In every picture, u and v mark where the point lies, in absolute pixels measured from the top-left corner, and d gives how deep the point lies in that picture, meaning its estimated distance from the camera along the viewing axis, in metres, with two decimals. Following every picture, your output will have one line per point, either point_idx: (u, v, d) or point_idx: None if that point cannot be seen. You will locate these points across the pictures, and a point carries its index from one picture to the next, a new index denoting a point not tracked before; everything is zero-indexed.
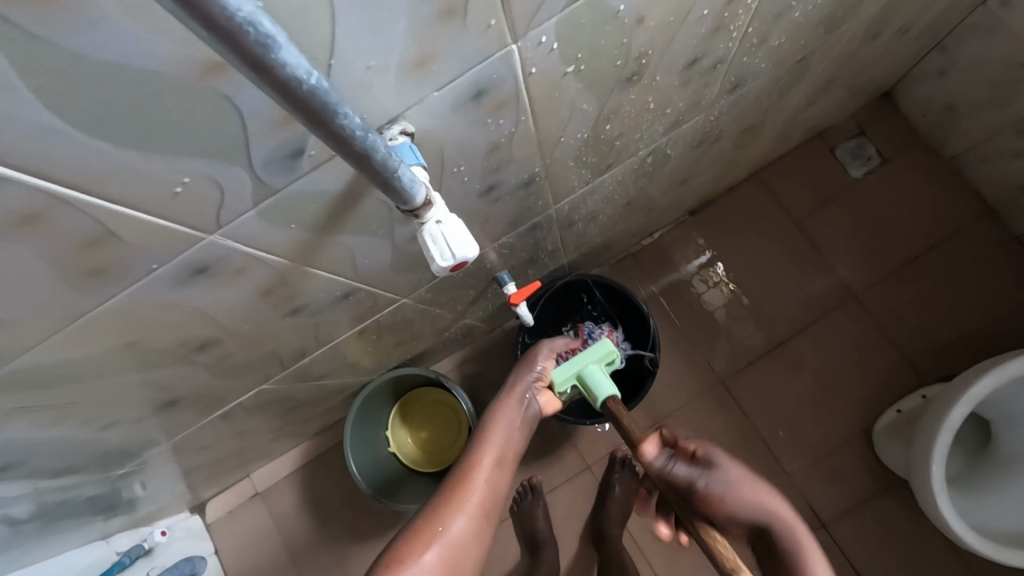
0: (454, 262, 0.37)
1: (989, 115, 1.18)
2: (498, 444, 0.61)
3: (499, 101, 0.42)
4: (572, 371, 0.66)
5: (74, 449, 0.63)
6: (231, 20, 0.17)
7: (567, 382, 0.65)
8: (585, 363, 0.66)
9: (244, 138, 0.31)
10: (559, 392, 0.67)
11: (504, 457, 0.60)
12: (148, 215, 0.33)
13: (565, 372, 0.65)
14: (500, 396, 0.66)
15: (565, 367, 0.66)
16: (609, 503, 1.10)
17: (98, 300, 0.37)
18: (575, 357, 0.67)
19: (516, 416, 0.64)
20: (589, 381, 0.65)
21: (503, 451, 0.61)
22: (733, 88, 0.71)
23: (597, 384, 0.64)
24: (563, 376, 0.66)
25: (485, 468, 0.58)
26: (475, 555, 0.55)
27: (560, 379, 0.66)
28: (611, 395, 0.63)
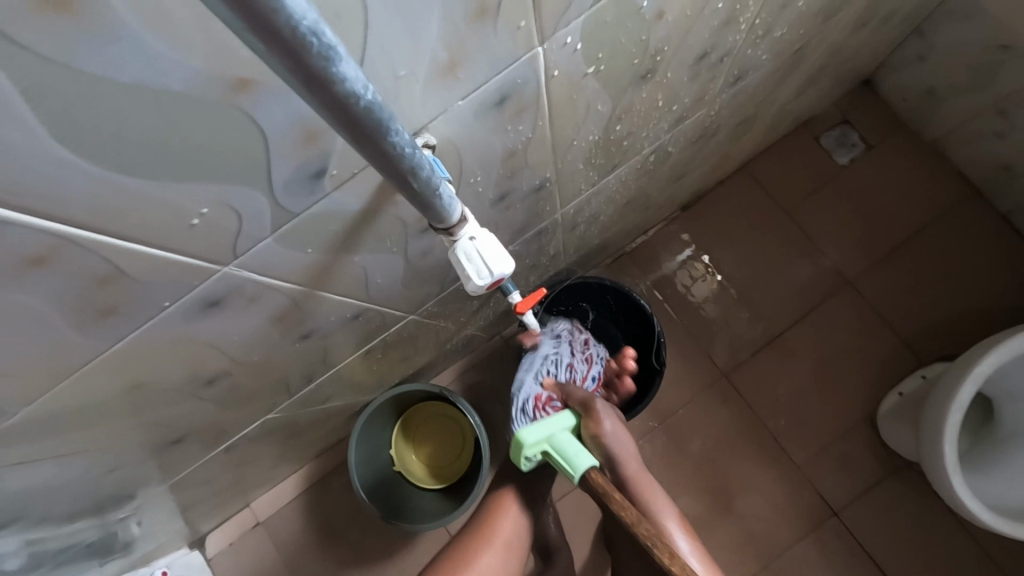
0: (491, 280, 0.35)
1: (970, 97, 1.20)
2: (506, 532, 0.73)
3: (520, 106, 0.40)
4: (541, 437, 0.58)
5: (70, 497, 0.59)
6: (294, 32, 0.15)
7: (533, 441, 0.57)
8: (558, 430, 0.60)
9: (267, 162, 0.29)
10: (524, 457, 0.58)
11: (510, 548, 0.73)
12: (163, 250, 0.30)
13: (537, 431, 0.58)
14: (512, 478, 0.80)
15: (536, 430, 0.59)
16: None
17: (106, 343, 0.34)
18: (546, 424, 0.61)
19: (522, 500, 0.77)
20: (563, 447, 0.57)
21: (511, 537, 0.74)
22: (734, 81, 0.70)
23: (570, 451, 0.56)
24: (532, 438, 0.58)
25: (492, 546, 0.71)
26: None
27: (529, 440, 0.58)
28: (588, 463, 0.55)
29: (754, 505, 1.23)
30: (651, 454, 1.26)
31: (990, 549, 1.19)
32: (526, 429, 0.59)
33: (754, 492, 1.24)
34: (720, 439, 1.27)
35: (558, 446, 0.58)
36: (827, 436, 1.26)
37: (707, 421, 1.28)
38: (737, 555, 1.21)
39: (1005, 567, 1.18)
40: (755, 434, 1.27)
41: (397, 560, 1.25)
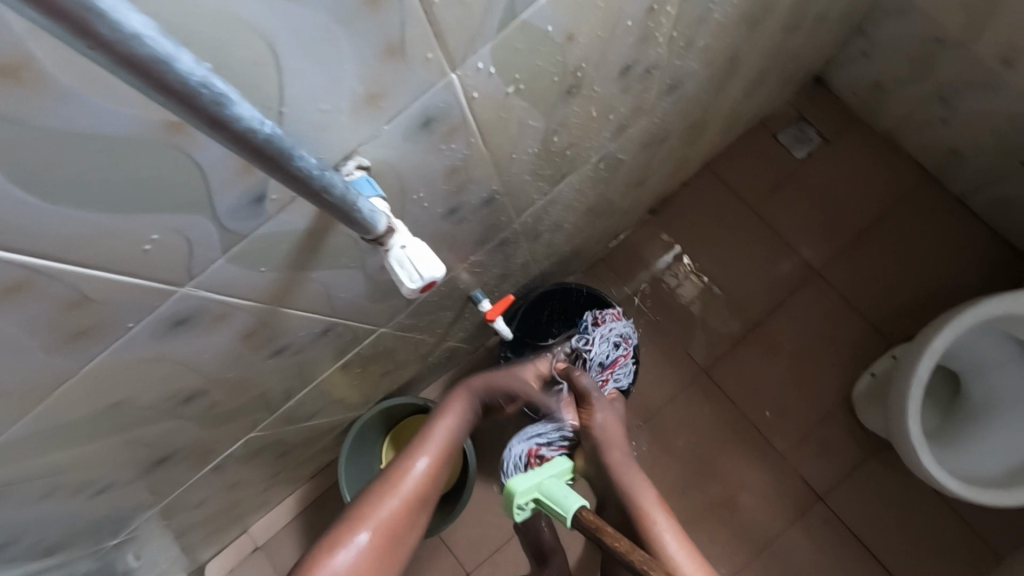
0: (423, 283, 0.38)
1: (913, 88, 1.25)
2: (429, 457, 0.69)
3: (449, 126, 0.44)
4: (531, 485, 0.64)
5: (64, 523, 0.62)
6: (187, 84, 0.19)
7: (527, 491, 0.64)
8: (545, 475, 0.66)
9: (208, 191, 0.32)
10: (517, 506, 0.64)
11: (431, 472, 0.69)
12: (123, 274, 0.34)
13: (526, 480, 0.64)
14: (447, 399, 0.76)
15: (526, 478, 0.65)
16: None
17: (80, 364, 0.38)
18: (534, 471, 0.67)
19: (451, 428, 0.73)
20: (553, 492, 0.64)
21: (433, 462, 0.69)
22: (671, 89, 0.75)
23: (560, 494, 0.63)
24: (523, 486, 0.64)
25: (397, 500, 0.65)
26: (394, 543, 0.64)
27: (520, 490, 0.64)
28: (578, 503, 0.62)
29: (741, 495, 1.26)
30: (637, 452, 1.30)
31: (971, 522, 1.22)
32: (516, 479, 0.65)
33: (740, 483, 1.27)
34: (703, 433, 1.30)
35: (547, 492, 0.64)
36: (807, 423, 1.29)
37: (689, 417, 1.31)
38: (726, 546, 1.24)
39: (989, 538, 1.21)
40: (736, 425, 1.30)
41: None
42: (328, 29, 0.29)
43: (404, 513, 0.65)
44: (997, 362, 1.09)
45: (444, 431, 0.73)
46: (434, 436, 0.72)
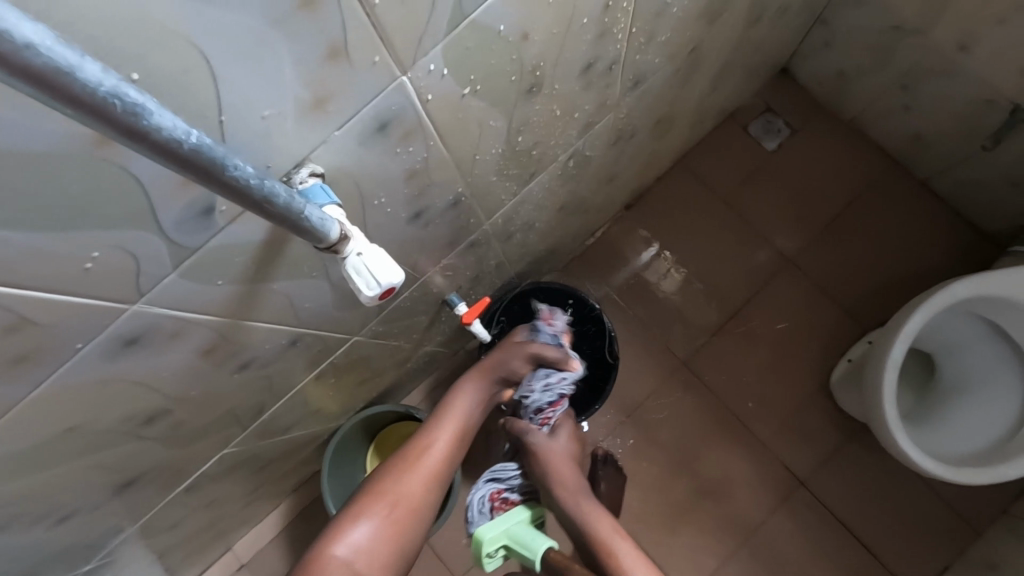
0: (381, 290, 0.38)
1: (875, 76, 1.28)
2: (435, 447, 0.75)
3: (405, 129, 0.43)
4: (498, 534, 0.73)
5: (30, 552, 0.60)
6: (95, 95, 0.18)
7: (495, 540, 0.72)
8: (511, 522, 0.75)
9: (150, 205, 0.31)
10: (486, 553, 0.72)
11: (437, 462, 0.74)
12: (65, 294, 0.33)
13: (494, 528, 0.73)
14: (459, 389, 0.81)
15: (493, 526, 0.74)
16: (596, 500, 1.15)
17: (26, 389, 0.37)
18: (501, 519, 0.75)
19: (461, 420, 0.79)
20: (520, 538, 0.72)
21: (440, 453, 0.75)
22: (634, 85, 0.75)
23: (525, 540, 0.72)
24: (490, 535, 0.73)
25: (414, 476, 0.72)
26: (411, 519, 0.71)
27: (488, 539, 0.72)
28: (546, 545, 0.70)
29: (725, 485, 1.28)
30: (621, 448, 1.30)
31: (948, 499, 1.25)
32: (484, 527, 0.73)
33: (724, 473, 1.28)
34: (686, 426, 1.31)
35: (514, 538, 0.73)
36: (787, 410, 1.31)
37: (671, 410, 1.32)
38: (713, 535, 1.26)
39: (966, 513, 1.24)
40: (718, 416, 1.31)
41: None
42: (261, 34, 0.28)
43: (421, 489, 0.72)
44: (967, 341, 1.11)
45: (460, 411, 0.79)
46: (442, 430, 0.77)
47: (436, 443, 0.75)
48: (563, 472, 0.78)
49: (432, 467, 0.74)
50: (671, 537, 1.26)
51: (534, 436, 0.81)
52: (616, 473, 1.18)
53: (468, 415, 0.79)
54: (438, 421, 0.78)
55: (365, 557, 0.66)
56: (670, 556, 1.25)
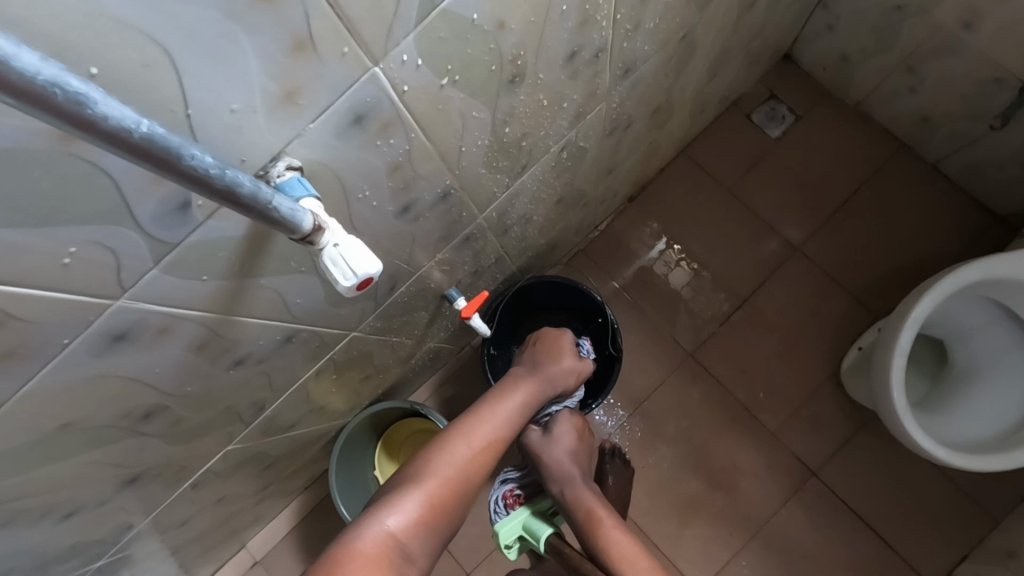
0: (358, 280, 0.38)
1: (879, 58, 1.25)
2: (494, 427, 0.69)
3: (383, 122, 0.43)
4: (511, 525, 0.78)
5: (40, 548, 0.62)
6: (35, 85, 0.19)
7: (509, 529, 0.78)
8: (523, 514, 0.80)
9: (124, 201, 0.32)
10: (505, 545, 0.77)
11: (495, 442, 0.68)
12: (46, 289, 0.33)
13: (507, 522, 0.78)
14: (517, 381, 0.77)
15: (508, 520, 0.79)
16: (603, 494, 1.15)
17: (16, 385, 0.38)
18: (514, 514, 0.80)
19: (520, 404, 0.74)
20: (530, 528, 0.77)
21: (497, 434, 0.69)
22: (625, 73, 0.75)
23: (536, 526, 0.77)
24: (506, 529, 0.78)
25: (470, 454, 0.66)
26: (459, 501, 0.63)
27: (504, 531, 0.78)
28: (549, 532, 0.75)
29: (735, 476, 1.27)
30: (629, 441, 1.30)
31: (963, 486, 1.23)
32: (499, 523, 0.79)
33: (732, 465, 1.27)
34: (694, 418, 1.30)
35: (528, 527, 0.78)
36: (797, 400, 1.29)
37: (679, 402, 1.31)
38: (723, 528, 1.25)
39: (981, 500, 1.22)
40: (726, 408, 1.30)
41: None
42: (221, 26, 0.29)
43: (473, 470, 0.65)
44: (979, 326, 1.09)
45: (519, 401, 0.74)
46: (501, 412, 0.71)
47: (495, 422, 0.70)
48: (556, 467, 0.80)
49: (489, 447, 0.68)
50: (681, 530, 1.25)
51: (530, 436, 0.83)
52: (625, 466, 1.18)
53: (525, 406, 0.74)
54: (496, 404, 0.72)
55: (410, 536, 0.59)
56: (681, 549, 1.24)
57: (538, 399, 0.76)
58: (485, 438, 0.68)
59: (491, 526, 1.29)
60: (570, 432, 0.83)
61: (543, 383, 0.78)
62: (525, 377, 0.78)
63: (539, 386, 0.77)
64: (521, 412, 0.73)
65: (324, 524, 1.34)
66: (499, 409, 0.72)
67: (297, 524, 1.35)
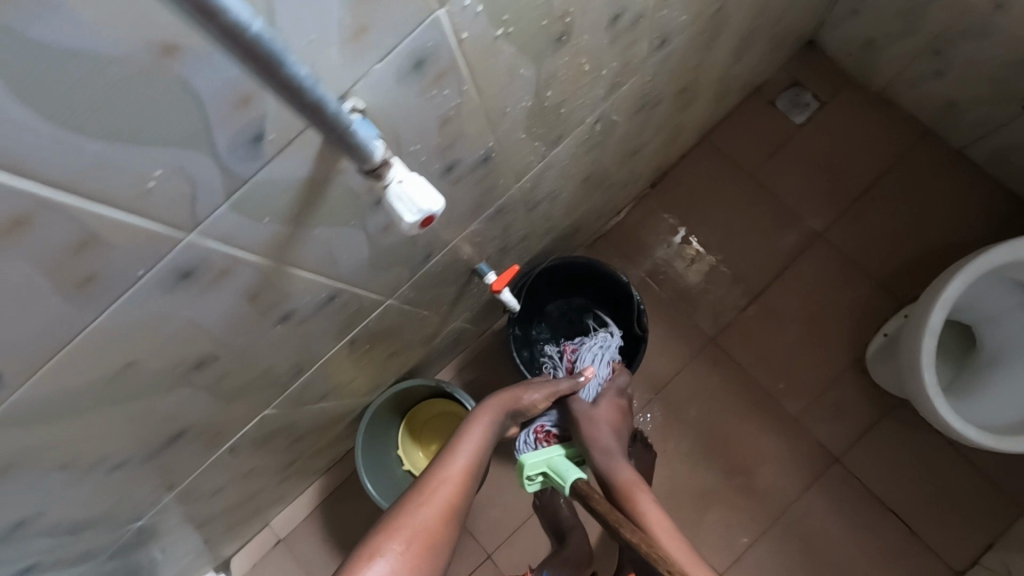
0: (422, 216, 0.39)
1: (904, 43, 1.25)
2: (452, 470, 0.68)
3: (439, 70, 0.45)
4: (539, 460, 0.79)
5: (87, 505, 0.63)
6: None
7: (535, 464, 0.80)
8: (554, 453, 0.80)
9: (207, 126, 0.33)
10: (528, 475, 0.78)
11: (467, 475, 0.68)
12: (130, 214, 0.34)
13: (536, 455, 0.79)
14: (477, 413, 0.79)
15: (536, 454, 0.80)
16: None
17: (91, 315, 0.39)
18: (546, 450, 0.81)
19: (472, 445, 0.73)
20: (558, 467, 0.78)
21: (469, 464, 0.70)
22: (660, 44, 0.75)
23: (563, 466, 0.78)
24: (533, 461, 0.79)
25: (432, 505, 0.62)
26: (435, 551, 0.59)
27: (531, 463, 0.79)
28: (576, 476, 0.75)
29: (757, 461, 1.27)
30: (650, 425, 1.30)
31: (989, 472, 1.22)
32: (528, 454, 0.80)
33: (752, 450, 1.27)
34: (716, 401, 1.30)
35: (554, 467, 0.78)
36: (820, 385, 1.29)
37: (700, 387, 1.31)
38: (746, 513, 1.25)
39: (1006, 486, 1.21)
40: (749, 392, 1.30)
41: None
42: None
43: (441, 518, 0.62)
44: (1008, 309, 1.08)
45: (471, 444, 0.73)
46: (467, 445, 0.73)
47: (450, 467, 0.68)
48: (599, 436, 0.85)
49: (461, 479, 0.67)
50: (703, 513, 1.25)
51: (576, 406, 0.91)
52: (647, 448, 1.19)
53: (478, 445, 0.73)
54: (449, 453, 0.71)
55: None
56: (702, 533, 1.24)
57: (488, 435, 0.76)
58: (454, 473, 0.68)
59: (511, 507, 1.30)
60: (610, 412, 0.91)
61: (491, 420, 0.78)
62: (470, 421, 0.77)
63: (487, 422, 0.77)
64: (477, 451, 0.73)
65: (346, 504, 1.36)
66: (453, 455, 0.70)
67: (319, 504, 1.37)
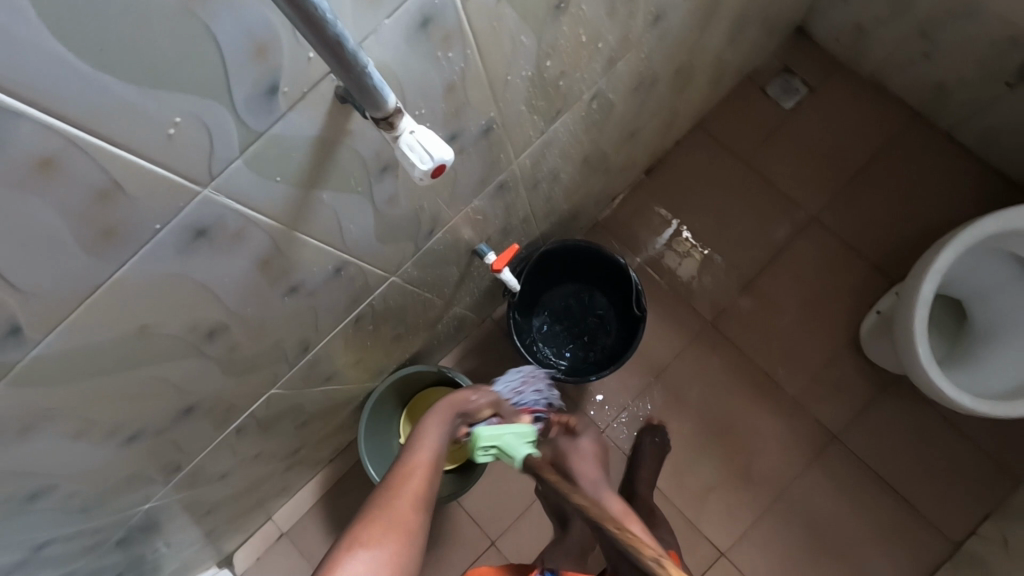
0: (434, 164, 0.41)
1: (891, 26, 1.27)
2: (417, 464, 0.63)
3: (444, 32, 0.46)
4: (495, 434, 0.75)
5: (96, 481, 0.64)
6: None
7: (489, 436, 0.76)
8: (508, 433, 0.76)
9: (225, 72, 0.34)
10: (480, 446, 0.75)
11: (433, 465, 0.64)
12: (149, 161, 0.36)
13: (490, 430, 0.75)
14: (430, 412, 0.73)
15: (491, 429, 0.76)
16: (640, 466, 1.22)
17: (109, 270, 0.40)
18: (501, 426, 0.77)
19: (434, 438, 0.68)
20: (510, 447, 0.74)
21: (433, 455, 0.66)
22: (655, 20, 0.77)
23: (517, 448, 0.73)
24: (487, 434, 0.75)
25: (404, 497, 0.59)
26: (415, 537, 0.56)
27: (484, 437, 0.75)
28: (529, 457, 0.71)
29: (757, 440, 1.28)
30: (650, 408, 1.31)
31: (985, 446, 1.24)
32: (483, 427, 0.76)
33: (752, 430, 1.29)
34: (716, 384, 1.31)
35: (507, 445, 0.75)
36: (817, 364, 1.31)
37: (699, 369, 1.32)
38: (748, 493, 1.26)
39: (1003, 459, 1.23)
40: (747, 373, 1.31)
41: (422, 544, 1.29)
42: None
43: (415, 508, 0.58)
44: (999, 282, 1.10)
45: (431, 437, 0.68)
46: (426, 441, 0.67)
47: (414, 460, 0.64)
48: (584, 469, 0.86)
49: (427, 469, 0.63)
50: (704, 494, 1.26)
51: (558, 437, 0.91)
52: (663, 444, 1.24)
53: (440, 437, 0.69)
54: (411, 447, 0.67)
55: None
56: (704, 514, 1.25)
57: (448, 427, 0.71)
58: (419, 464, 0.63)
59: (515, 493, 1.31)
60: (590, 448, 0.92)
61: (449, 412, 0.73)
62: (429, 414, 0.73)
63: (445, 417, 0.73)
64: (440, 443, 0.68)
65: (350, 495, 1.36)
66: (416, 449, 0.66)
67: (323, 495, 1.37)
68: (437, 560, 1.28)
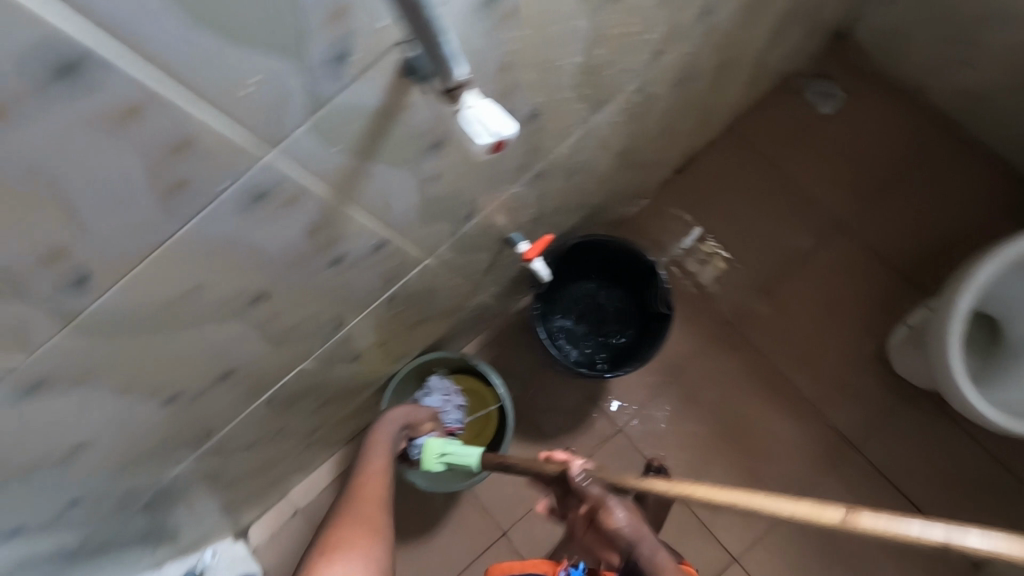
0: (495, 139, 0.41)
1: (936, 33, 1.25)
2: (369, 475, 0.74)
3: (506, 10, 0.46)
4: (446, 443, 0.86)
5: (134, 440, 0.65)
6: None
7: (437, 447, 0.86)
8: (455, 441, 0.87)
9: (304, 34, 0.35)
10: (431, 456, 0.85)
11: (383, 472, 0.75)
12: (224, 118, 0.37)
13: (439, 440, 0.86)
14: (369, 438, 0.84)
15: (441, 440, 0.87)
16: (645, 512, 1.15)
17: (175, 226, 0.41)
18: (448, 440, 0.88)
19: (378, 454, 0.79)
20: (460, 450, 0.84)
21: (382, 465, 0.76)
22: (704, 14, 0.77)
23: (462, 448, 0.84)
24: (437, 445, 0.86)
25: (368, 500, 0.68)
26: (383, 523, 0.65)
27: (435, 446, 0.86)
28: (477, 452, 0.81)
29: (774, 446, 1.27)
30: (669, 408, 1.30)
31: (1010, 465, 1.22)
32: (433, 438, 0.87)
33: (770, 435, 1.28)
34: (737, 387, 1.31)
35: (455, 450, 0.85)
36: (840, 373, 1.29)
37: (721, 372, 1.31)
38: (764, 499, 1.25)
39: None
40: (768, 378, 1.30)
41: (433, 530, 1.30)
42: None
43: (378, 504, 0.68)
44: None
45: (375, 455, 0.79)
46: (373, 457, 0.78)
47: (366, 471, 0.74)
48: None
49: (379, 476, 0.74)
50: (719, 497, 1.25)
51: None
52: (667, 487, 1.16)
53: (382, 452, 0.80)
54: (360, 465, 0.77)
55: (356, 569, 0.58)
56: (718, 518, 1.24)
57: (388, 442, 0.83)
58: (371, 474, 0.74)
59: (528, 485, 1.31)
60: None
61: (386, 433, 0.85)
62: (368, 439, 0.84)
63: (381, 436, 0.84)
64: (385, 456, 0.79)
65: None
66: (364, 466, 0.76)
67: (338, 475, 1.38)
68: (447, 546, 1.29)
